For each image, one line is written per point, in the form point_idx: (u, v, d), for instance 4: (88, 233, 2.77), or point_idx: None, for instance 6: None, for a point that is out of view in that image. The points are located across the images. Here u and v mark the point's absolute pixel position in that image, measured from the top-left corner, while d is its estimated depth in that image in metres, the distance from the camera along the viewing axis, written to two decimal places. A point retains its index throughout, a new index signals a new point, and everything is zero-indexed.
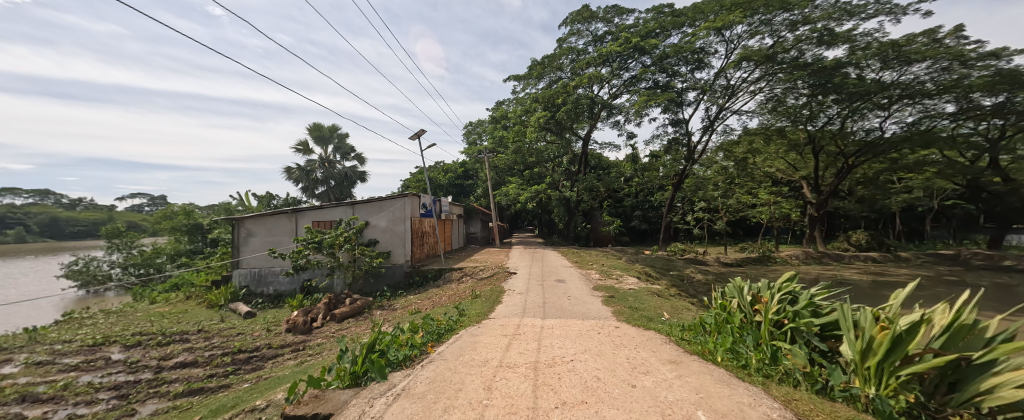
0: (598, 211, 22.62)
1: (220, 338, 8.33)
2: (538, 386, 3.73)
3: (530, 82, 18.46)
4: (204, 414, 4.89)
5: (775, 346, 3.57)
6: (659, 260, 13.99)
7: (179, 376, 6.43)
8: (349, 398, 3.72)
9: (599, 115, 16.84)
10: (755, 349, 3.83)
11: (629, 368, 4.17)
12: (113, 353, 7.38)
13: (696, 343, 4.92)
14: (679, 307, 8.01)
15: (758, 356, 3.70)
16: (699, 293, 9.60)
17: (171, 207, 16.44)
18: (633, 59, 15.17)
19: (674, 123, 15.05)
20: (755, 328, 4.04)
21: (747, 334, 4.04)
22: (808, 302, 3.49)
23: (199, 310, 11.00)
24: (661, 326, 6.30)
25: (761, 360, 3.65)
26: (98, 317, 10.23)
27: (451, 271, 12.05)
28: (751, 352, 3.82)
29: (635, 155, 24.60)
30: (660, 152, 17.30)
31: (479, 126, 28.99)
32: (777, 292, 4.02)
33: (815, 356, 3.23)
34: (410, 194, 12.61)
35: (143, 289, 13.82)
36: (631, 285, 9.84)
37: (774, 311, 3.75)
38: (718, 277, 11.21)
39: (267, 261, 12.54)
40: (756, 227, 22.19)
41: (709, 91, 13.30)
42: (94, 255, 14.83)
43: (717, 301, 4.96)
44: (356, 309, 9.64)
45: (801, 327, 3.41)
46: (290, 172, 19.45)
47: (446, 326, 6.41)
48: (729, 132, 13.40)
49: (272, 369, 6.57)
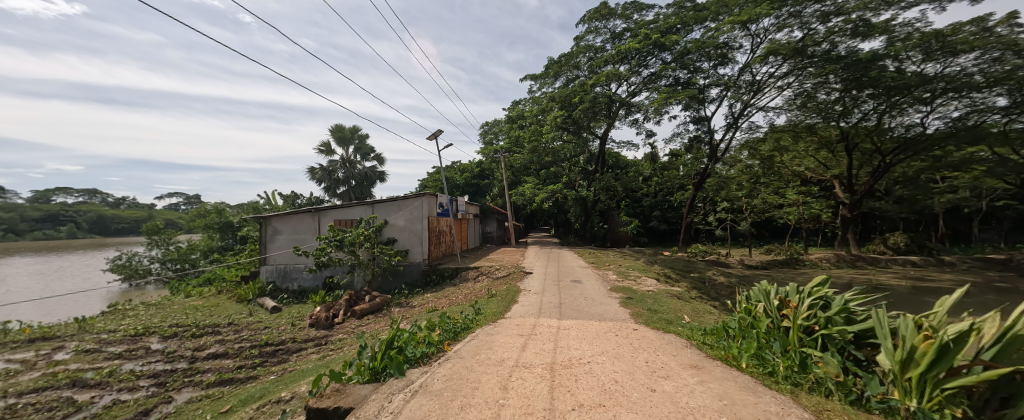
0: (615, 211, 22.29)
1: (248, 331, 8.70)
2: (554, 387, 3.70)
3: (546, 81, 18.38)
4: (233, 404, 5.11)
5: (804, 353, 3.39)
6: (679, 261, 13.63)
7: (211, 366, 6.77)
8: (368, 393, 3.80)
9: (616, 114, 16.58)
10: (783, 356, 3.66)
11: (649, 372, 4.07)
12: (152, 343, 7.85)
13: (718, 348, 4.77)
14: (701, 310, 7.77)
15: (786, 363, 3.53)
16: (722, 295, 9.31)
17: (204, 206, 17.31)
18: (653, 56, 14.85)
19: (695, 121, 14.66)
20: (782, 333, 3.86)
21: (774, 339, 3.86)
22: (841, 308, 3.30)
23: (229, 304, 11.54)
24: (681, 329, 6.13)
25: (789, 367, 3.49)
26: (139, 309, 10.90)
27: (467, 270, 12.13)
28: (777, 358, 3.66)
29: (654, 154, 24.07)
30: (681, 150, 16.85)
31: (495, 126, 29.12)
32: (807, 296, 3.80)
33: (849, 364, 3.05)
34: (427, 193, 12.78)
35: (179, 284, 14.63)
36: (650, 287, 9.61)
37: (803, 316, 3.56)
38: (742, 280, 10.80)
39: (292, 258, 13.01)
40: (782, 229, 21.27)
41: (733, 87, 12.84)
42: (136, 251, 15.80)
43: (742, 304, 4.78)
44: (376, 306, 9.87)
45: (833, 334, 3.22)
46: (313, 172, 20.12)
47: (463, 325, 6.45)
48: (754, 130, 12.90)
49: (296, 362, 6.80)
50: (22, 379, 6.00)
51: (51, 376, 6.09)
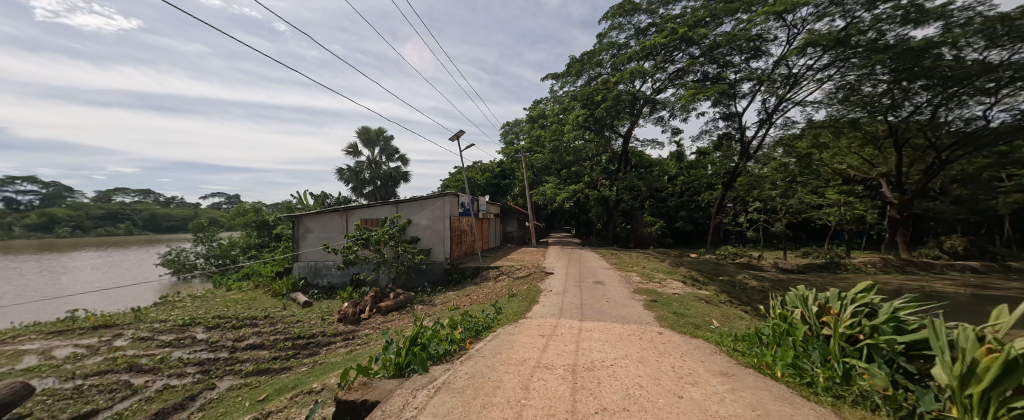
0: (639, 211, 21.78)
1: (282, 324, 9.16)
2: (576, 389, 3.65)
3: (568, 80, 18.23)
4: (270, 392, 5.38)
5: (848, 364, 3.16)
6: (707, 263, 13.13)
7: (250, 356, 7.16)
8: (393, 387, 3.90)
9: (641, 111, 16.23)
10: (823, 366, 3.44)
11: (674, 377, 3.94)
12: (198, 333, 8.42)
13: (750, 355, 4.55)
14: (731, 315, 7.43)
15: (827, 374, 3.31)
16: (755, 300, 8.85)
17: (244, 205, 18.26)
18: (679, 51, 14.41)
19: (725, 118, 14.10)
20: (822, 341, 3.63)
21: (813, 348, 3.63)
22: (890, 315, 3.04)
23: (265, 298, 12.20)
24: (711, 335, 5.87)
25: (830, 378, 3.27)
26: (186, 301, 11.73)
27: (488, 269, 12.21)
28: (817, 369, 3.43)
29: (680, 152, 23.31)
30: (709, 148, 16.22)
31: (516, 126, 29.19)
32: (850, 303, 3.54)
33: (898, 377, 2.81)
34: (449, 193, 12.96)
35: (221, 278, 15.62)
36: (675, 290, 9.31)
37: (846, 324, 3.32)
38: (777, 284, 10.22)
39: (322, 255, 13.56)
40: (820, 231, 20.01)
41: (767, 82, 12.23)
42: (184, 247, 17.04)
43: (777, 310, 4.54)
44: (400, 303, 10.13)
45: (881, 344, 2.98)
46: (341, 172, 20.91)
47: (484, 324, 6.51)
48: (790, 126, 12.21)
49: (326, 355, 7.10)
50: (88, 362, 6.60)
51: (112, 361, 6.66)
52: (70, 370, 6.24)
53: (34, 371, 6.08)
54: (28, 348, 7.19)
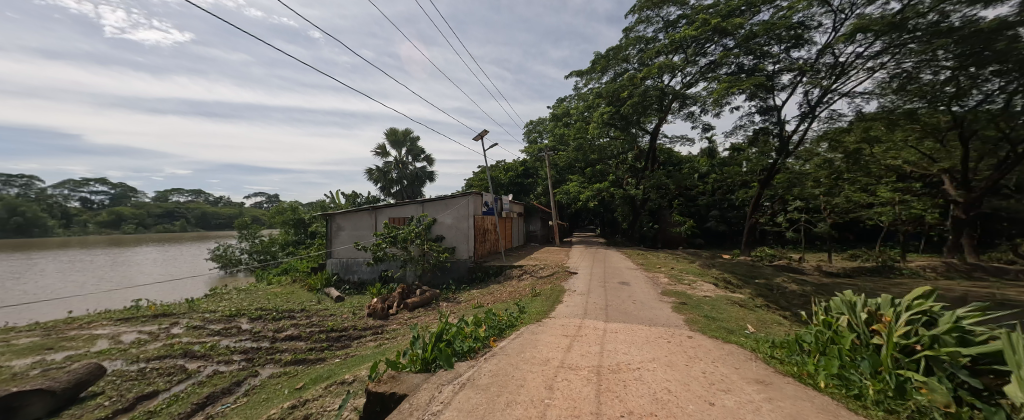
0: (666, 210, 21.08)
1: (317, 318, 9.65)
2: (601, 391, 3.59)
3: (593, 77, 17.94)
4: (307, 381, 5.70)
5: (901, 376, 2.88)
6: (742, 265, 12.47)
7: (288, 347, 7.61)
8: (420, 381, 4.00)
9: (669, 107, 15.68)
10: (873, 378, 3.18)
11: (706, 383, 3.78)
12: (243, 323, 9.05)
13: (790, 363, 4.29)
14: (768, 320, 7.01)
15: (878, 387, 3.04)
16: (795, 304, 8.30)
17: (282, 204, 19.16)
18: (712, 43, 13.80)
19: (762, 112, 13.34)
20: (873, 351, 3.36)
21: (863, 358, 3.35)
22: (953, 325, 2.76)
23: (302, 292, 12.91)
24: (745, 340, 5.58)
25: (882, 392, 3.00)
26: (233, 293, 12.61)
27: (512, 268, 12.24)
28: (866, 380, 3.18)
29: (712, 148, 22.31)
30: (743, 144, 15.43)
31: (540, 124, 29.08)
32: (905, 311, 3.25)
33: (962, 393, 2.53)
34: (473, 193, 13.13)
35: (262, 272, 16.67)
36: (706, 292, 8.94)
37: (901, 334, 3.04)
38: (820, 289, 9.52)
39: (353, 252, 14.13)
40: (869, 231, 18.47)
41: (810, 72, 11.45)
42: (230, 243, 18.36)
43: (820, 316, 4.27)
44: (426, 300, 10.39)
45: (942, 357, 2.70)
46: (370, 172, 21.67)
47: (508, 322, 6.55)
48: (835, 119, 11.34)
49: (357, 348, 7.41)
50: (149, 348, 7.25)
51: (170, 347, 7.30)
52: (134, 354, 6.89)
53: (105, 354, 6.76)
54: (100, 333, 8.01)
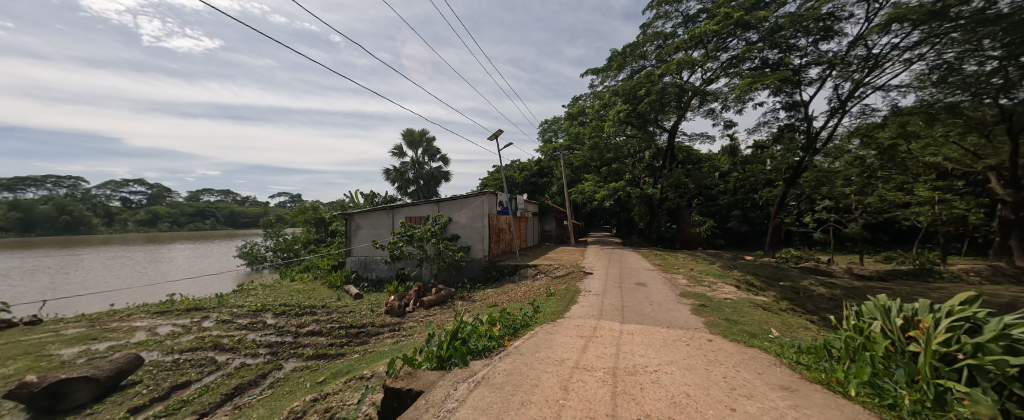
0: (685, 210, 20.57)
1: (337, 314, 9.93)
2: (617, 393, 3.54)
3: (609, 74, 17.71)
4: (327, 375, 5.87)
5: (942, 386, 2.67)
6: (765, 267, 12.03)
7: (310, 341, 7.86)
8: (436, 379, 4.05)
9: (688, 104, 15.28)
10: (909, 387, 2.97)
11: (726, 389, 3.66)
12: (268, 318, 9.41)
13: (818, 370, 4.10)
14: (794, 324, 6.72)
15: (914, 397, 2.84)
16: (823, 308, 7.92)
17: (305, 203, 19.80)
18: (734, 37, 13.37)
19: (788, 108, 12.83)
20: (910, 359, 3.15)
21: (898, 366, 3.15)
22: (999, 332, 2.54)
23: (323, 289, 13.32)
24: (769, 345, 5.38)
25: (919, 402, 2.80)
26: (259, 289, 13.15)
27: (526, 267, 12.22)
28: (902, 390, 2.99)
29: (734, 146, 21.62)
30: (767, 141, 14.89)
31: (555, 123, 28.96)
32: (946, 317, 3.02)
33: (1010, 405, 2.32)
34: (488, 192, 13.19)
35: (286, 269, 17.29)
36: (728, 295, 8.67)
37: (941, 341, 2.82)
38: (851, 292, 9.05)
39: (371, 251, 14.44)
40: (905, 232, 17.45)
41: (840, 65, 10.94)
42: (256, 241, 19.14)
43: (850, 322, 4.06)
44: (441, 298, 10.53)
45: (987, 366, 2.49)
46: (388, 172, 22.11)
47: (522, 322, 6.54)
48: (868, 115, 10.76)
49: (375, 344, 7.58)
50: (182, 340, 7.65)
51: (201, 339, 7.67)
52: (169, 345, 7.29)
53: (143, 345, 7.19)
54: (139, 325, 8.51)
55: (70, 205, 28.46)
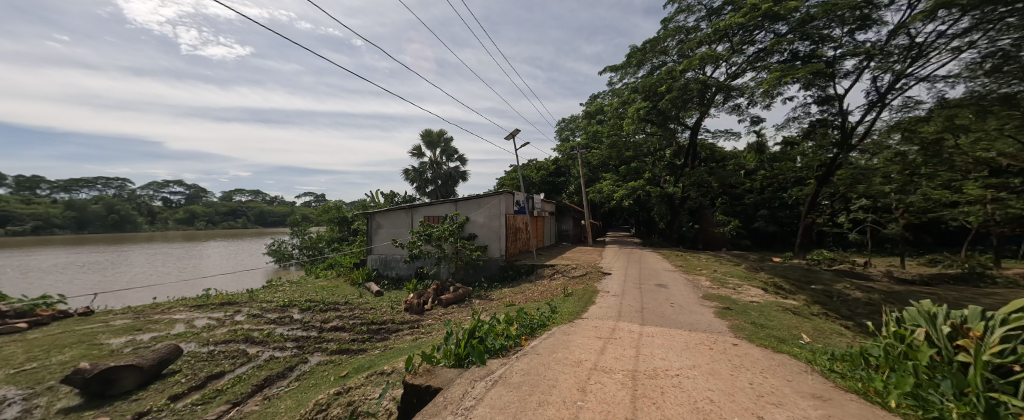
0: (708, 210, 19.93)
1: (359, 310, 10.21)
2: (637, 397, 3.47)
3: (628, 71, 17.41)
4: (350, 370, 6.05)
5: (995, 399, 2.44)
6: (795, 269, 11.48)
7: (333, 337, 8.11)
8: (454, 376, 4.09)
9: (712, 100, 14.80)
10: (957, 400, 2.73)
11: (753, 395, 3.53)
12: (295, 313, 9.79)
13: (854, 379, 3.88)
14: (827, 330, 6.38)
15: (963, 410, 2.59)
16: (859, 313, 7.48)
17: (328, 203, 20.48)
18: (762, 29, 12.82)
19: (820, 102, 12.20)
20: (957, 370, 2.91)
21: (944, 378, 2.91)
22: None
23: (346, 286, 13.74)
24: (799, 351, 5.13)
25: (968, 417, 2.55)
26: (286, 286, 13.69)
27: (543, 267, 12.16)
28: (948, 403, 2.75)
29: (761, 143, 20.80)
30: (797, 137, 14.21)
31: (572, 122, 28.76)
32: (998, 326, 2.80)
33: None
34: (505, 192, 13.23)
35: (311, 267, 17.95)
36: (754, 297, 8.35)
37: (995, 351, 2.58)
38: (890, 296, 8.50)
39: (391, 249, 14.76)
40: (952, 233, 16.22)
41: (879, 56, 10.31)
42: (283, 239, 19.94)
43: (889, 328, 3.83)
44: (459, 297, 10.65)
45: None
46: (407, 172, 22.55)
47: (539, 321, 6.52)
48: (913, 108, 10.02)
49: (395, 340, 7.75)
50: (217, 332, 8.07)
51: (234, 332, 8.07)
52: (205, 337, 7.71)
53: (183, 336, 7.64)
54: (178, 318, 9.05)
55: (118, 205, 30.76)
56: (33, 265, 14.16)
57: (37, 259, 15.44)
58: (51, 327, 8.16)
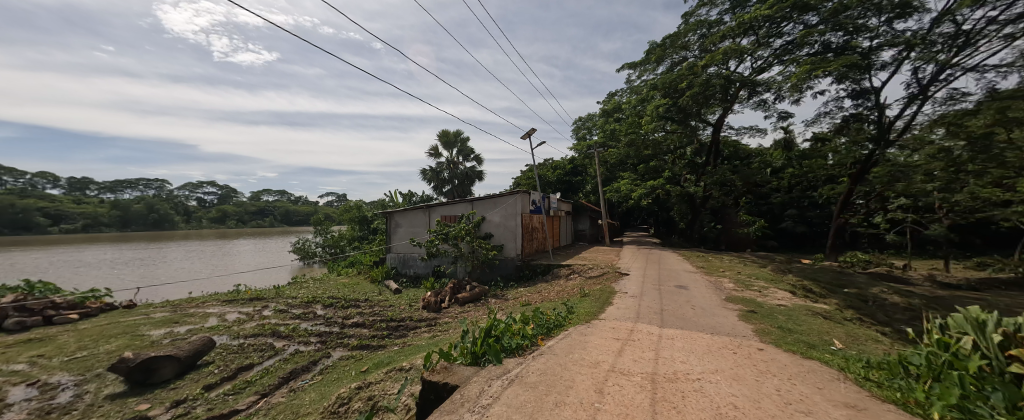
0: (730, 209, 19.25)
1: (379, 308, 10.45)
2: (656, 401, 3.39)
3: (647, 68, 17.06)
4: (370, 365, 6.21)
5: None
6: (825, 272, 10.94)
7: (354, 332, 8.33)
8: (471, 374, 4.12)
9: (736, 96, 14.30)
10: (1009, 414, 2.45)
11: (780, 402, 3.39)
12: (318, 309, 10.13)
13: (892, 389, 3.65)
14: (861, 336, 6.04)
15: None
16: (898, 318, 7.04)
17: (349, 203, 21.07)
18: (790, 21, 12.28)
19: (854, 96, 11.58)
20: (1011, 381, 2.65)
21: (995, 390, 2.65)
22: None
23: (366, 283, 14.10)
24: (831, 357, 4.88)
25: None
26: (310, 282, 14.19)
27: (560, 267, 12.09)
28: (998, 417, 2.46)
29: (789, 140, 19.93)
30: (829, 133, 13.55)
31: (589, 120, 28.46)
32: None
33: None
34: (521, 191, 13.22)
35: (333, 264, 18.53)
36: (781, 301, 8.01)
37: None
38: (933, 302, 7.95)
39: (409, 248, 15.02)
40: (1004, 234, 14.98)
41: (920, 46, 9.69)
42: (307, 238, 20.68)
43: (933, 336, 3.57)
44: (475, 296, 10.71)
45: None
46: (424, 172, 22.91)
47: (556, 322, 6.47)
48: (959, 101, 9.35)
49: (413, 338, 7.89)
50: (246, 326, 8.46)
51: (262, 326, 8.43)
52: (236, 330, 8.09)
53: (215, 329, 8.05)
54: (211, 311, 9.53)
55: (158, 204, 32.85)
56: (83, 260, 15.29)
57: (87, 255, 16.68)
58: (99, 318, 8.76)
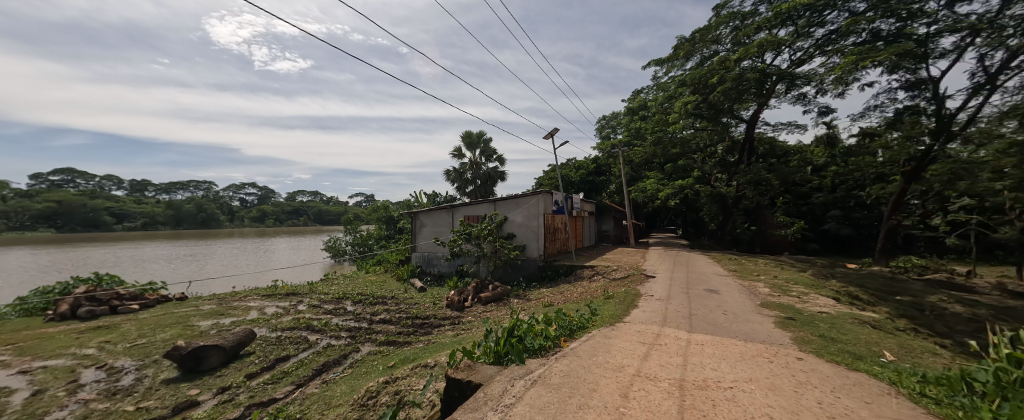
0: (765, 210, 18.22)
1: (404, 305, 10.75)
2: (684, 408, 3.28)
3: (675, 64, 16.52)
4: (397, 360, 6.40)
5: None
6: (874, 278, 10.11)
7: (381, 329, 8.61)
8: (493, 373, 4.14)
9: (772, 90, 13.54)
10: None
11: (822, 416, 3.18)
12: (348, 305, 10.57)
13: (953, 407, 3.32)
14: (916, 348, 5.54)
15: None
16: (960, 330, 6.40)
17: (377, 203, 21.80)
18: (833, 9, 11.50)
19: (909, 87, 10.68)
20: None
21: None
22: None
23: (393, 281, 14.55)
24: (881, 370, 4.52)
25: None
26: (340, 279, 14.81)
27: (583, 268, 11.96)
28: None
29: (832, 135, 18.63)
30: (879, 127, 12.57)
31: (614, 119, 27.92)
32: None
33: None
34: (543, 192, 13.15)
35: (361, 262, 19.24)
36: (823, 308, 7.50)
37: None
38: (1002, 313, 7.17)
39: (433, 247, 15.32)
40: None
41: (988, 30, 8.78)
42: (337, 236, 21.61)
43: (1002, 350, 3.22)
44: (497, 295, 10.77)
45: None
46: (448, 173, 23.29)
47: (580, 323, 6.39)
48: None
49: (437, 335, 8.05)
50: (283, 319, 8.95)
51: (297, 320, 8.88)
52: (274, 323, 8.59)
53: (256, 321, 8.58)
54: (252, 305, 10.17)
55: (206, 205, 35.60)
56: (143, 255, 16.76)
57: (147, 250, 18.34)
58: (156, 309, 9.57)
